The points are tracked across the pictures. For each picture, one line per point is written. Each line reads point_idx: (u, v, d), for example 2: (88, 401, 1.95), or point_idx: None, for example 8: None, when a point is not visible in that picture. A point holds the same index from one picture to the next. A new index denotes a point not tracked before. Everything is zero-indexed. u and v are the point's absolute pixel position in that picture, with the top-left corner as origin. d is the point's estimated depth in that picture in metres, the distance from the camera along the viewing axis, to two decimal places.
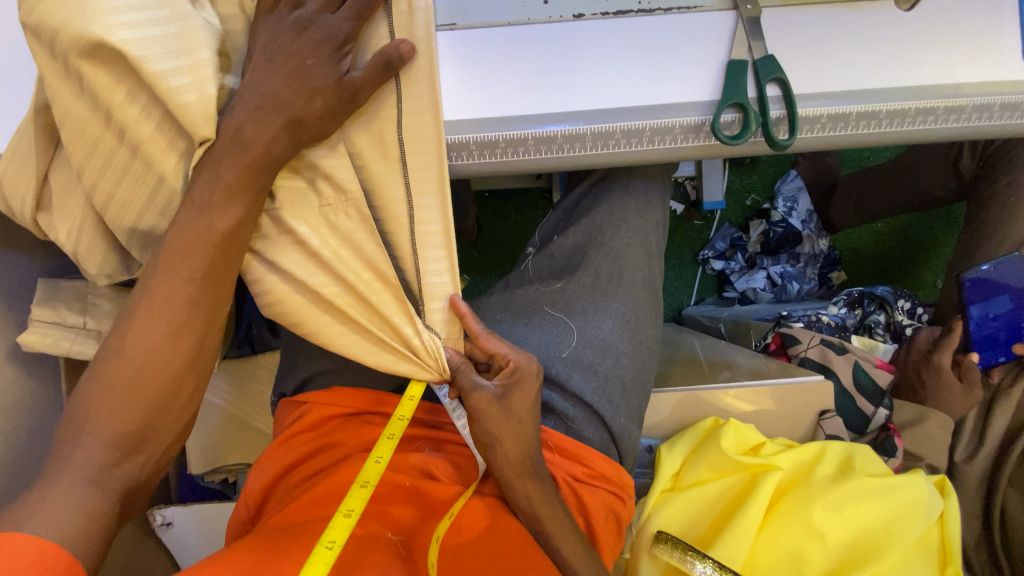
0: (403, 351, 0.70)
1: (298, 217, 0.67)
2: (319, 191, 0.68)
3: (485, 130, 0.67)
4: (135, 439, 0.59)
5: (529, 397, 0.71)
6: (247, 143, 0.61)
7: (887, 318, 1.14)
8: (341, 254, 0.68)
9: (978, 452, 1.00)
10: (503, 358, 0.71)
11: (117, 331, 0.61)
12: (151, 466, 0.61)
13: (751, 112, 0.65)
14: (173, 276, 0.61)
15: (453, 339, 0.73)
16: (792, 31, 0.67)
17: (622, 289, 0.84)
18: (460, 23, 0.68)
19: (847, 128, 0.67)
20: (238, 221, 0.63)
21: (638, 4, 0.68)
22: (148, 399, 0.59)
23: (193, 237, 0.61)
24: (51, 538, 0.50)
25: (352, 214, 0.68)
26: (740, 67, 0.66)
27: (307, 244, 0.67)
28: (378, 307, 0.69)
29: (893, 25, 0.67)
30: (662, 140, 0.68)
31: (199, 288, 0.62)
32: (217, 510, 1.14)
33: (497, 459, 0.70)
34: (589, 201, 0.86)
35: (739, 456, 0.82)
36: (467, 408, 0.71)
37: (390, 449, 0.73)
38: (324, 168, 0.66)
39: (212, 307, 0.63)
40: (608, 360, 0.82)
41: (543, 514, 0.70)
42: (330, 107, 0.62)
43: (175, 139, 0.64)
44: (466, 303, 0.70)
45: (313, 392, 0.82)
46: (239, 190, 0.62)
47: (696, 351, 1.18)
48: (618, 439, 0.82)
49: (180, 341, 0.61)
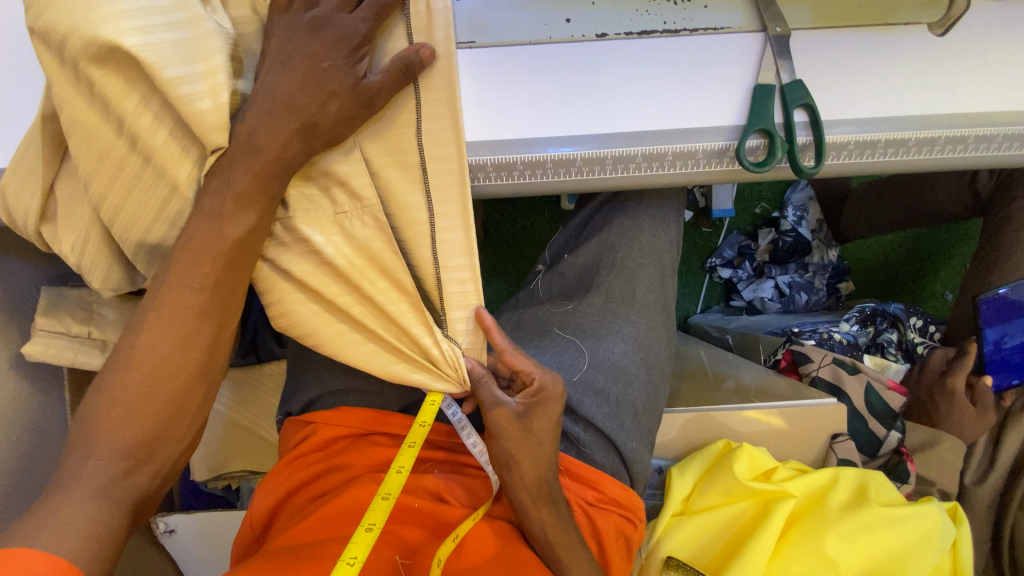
0: (421, 360, 0.69)
1: (312, 224, 0.65)
2: (334, 198, 0.66)
3: (503, 152, 0.65)
4: (145, 453, 0.57)
5: (551, 418, 0.70)
6: (259, 148, 0.59)
7: (900, 336, 1.12)
8: (356, 264, 0.66)
9: (989, 475, 0.99)
10: (528, 375, 0.69)
11: (124, 342, 0.59)
12: (160, 479, 0.59)
13: (778, 139, 0.63)
14: (183, 286, 0.59)
15: (475, 349, 0.71)
16: (820, 54, 0.65)
17: (634, 311, 0.82)
18: (480, 42, 0.66)
19: (874, 156, 0.65)
20: (250, 229, 0.61)
21: (663, 25, 0.66)
22: (152, 413, 0.57)
23: (204, 246, 0.60)
24: (63, 554, 0.49)
25: (367, 222, 0.66)
26: (767, 92, 0.64)
27: (320, 253, 0.65)
28: (396, 317, 0.67)
29: (925, 50, 0.65)
30: (684, 165, 0.66)
31: (209, 298, 0.60)
32: (218, 518, 1.13)
33: (513, 480, 0.69)
34: (599, 220, 0.84)
35: (751, 481, 0.82)
36: (485, 423, 0.69)
37: (412, 458, 0.72)
38: (340, 175, 0.64)
39: (222, 318, 0.62)
40: (620, 385, 0.80)
41: (557, 542, 0.68)
42: (346, 110, 0.60)
43: (188, 147, 0.62)
44: (491, 316, 0.69)
45: (319, 411, 0.81)
46: (251, 198, 0.60)
47: (703, 361, 1.16)
48: (629, 463, 0.80)
49: (187, 352, 0.59)
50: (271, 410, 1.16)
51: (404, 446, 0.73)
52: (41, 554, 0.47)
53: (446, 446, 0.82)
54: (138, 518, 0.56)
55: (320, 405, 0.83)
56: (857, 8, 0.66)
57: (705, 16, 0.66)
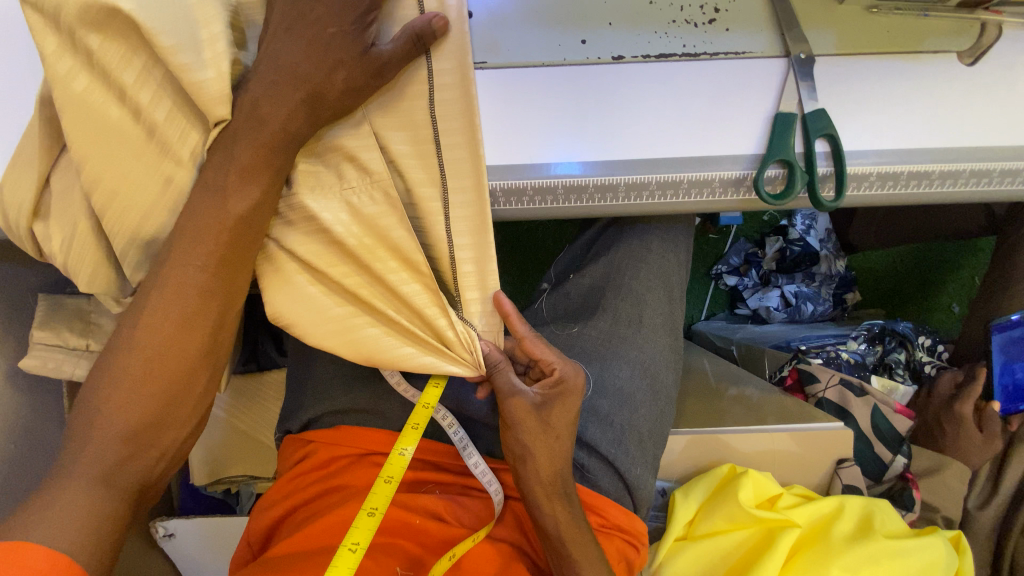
0: (434, 343, 0.66)
1: (318, 199, 0.62)
2: (342, 173, 0.62)
3: (513, 178, 0.63)
4: (146, 440, 0.55)
5: (570, 411, 0.69)
6: (262, 121, 0.56)
7: (909, 355, 1.11)
8: (366, 242, 0.62)
9: (992, 499, 0.98)
10: (548, 364, 0.68)
11: (126, 322, 0.57)
12: (165, 464, 0.58)
13: (798, 170, 0.61)
14: (186, 264, 0.57)
15: (491, 331, 0.68)
16: (846, 83, 0.63)
17: (641, 336, 0.79)
18: (491, 62, 0.64)
19: (897, 188, 0.63)
20: (255, 204, 0.58)
21: (682, 48, 0.64)
22: (153, 397, 0.55)
23: (207, 222, 0.57)
24: (60, 546, 0.48)
25: (377, 198, 0.62)
26: (788, 122, 0.61)
27: (330, 232, 0.62)
28: (408, 298, 0.64)
29: (954, 80, 0.63)
30: (700, 194, 0.63)
31: (213, 276, 0.58)
32: (219, 525, 1.12)
33: (527, 475, 0.68)
34: (605, 240, 0.82)
35: (754, 508, 0.81)
36: (502, 411, 0.68)
37: (414, 439, 0.74)
38: (347, 149, 0.61)
39: (227, 298, 0.59)
40: (625, 411, 0.77)
41: (570, 539, 0.67)
42: (354, 80, 0.56)
43: (189, 128, 0.59)
44: (511, 302, 0.65)
45: (318, 430, 0.80)
46: (256, 172, 0.57)
47: (706, 372, 1.14)
48: (634, 489, 0.76)
49: (189, 334, 0.57)
50: (271, 419, 1.15)
51: (409, 427, 0.74)
52: (26, 545, 0.47)
53: (450, 467, 0.80)
54: (141, 503, 0.55)
55: (321, 424, 0.81)
56: (885, 34, 0.64)
57: (726, 40, 0.64)
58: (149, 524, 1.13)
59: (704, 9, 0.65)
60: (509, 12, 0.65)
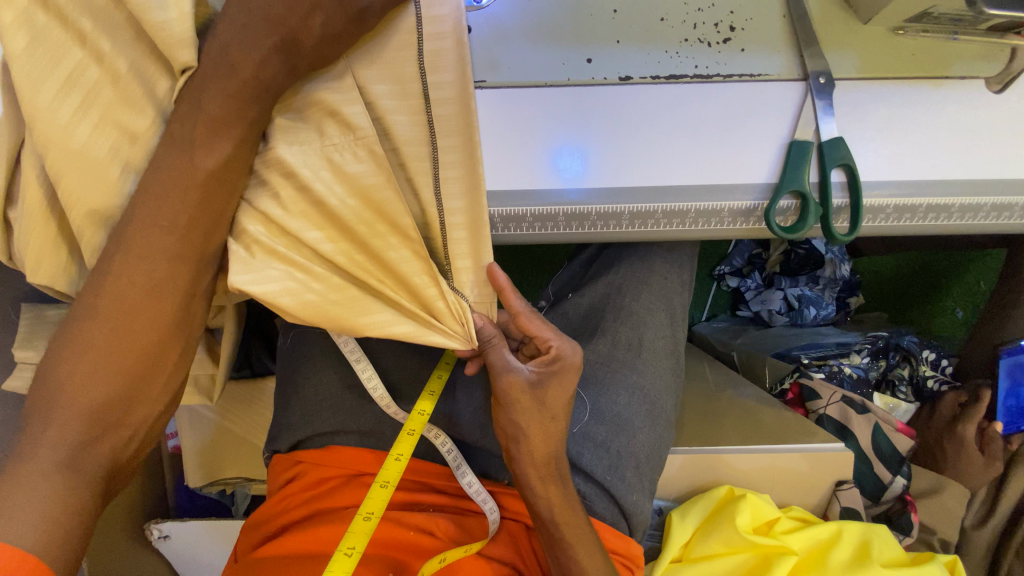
0: (421, 315, 0.59)
1: (296, 152, 0.55)
2: (322, 129, 0.56)
3: (511, 205, 0.59)
4: (113, 419, 0.53)
5: (567, 390, 0.64)
6: (233, 66, 0.51)
7: (912, 371, 1.09)
8: (348, 205, 0.55)
9: (990, 518, 0.97)
10: (544, 342, 0.64)
11: (87, 291, 0.53)
12: (137, 443, 0.56)
13: (812, 203, 0.58)
14: (152, 225, 0.53)
15: (483, 304, 0.62)
16: (864, 111, 0.59)
17: (641, 360, 0.76)
18: (490, 81, 0.60)
19: (913, 220, 0.60)
20: (225, 160, 0.53)
21: (694, 69, 0.61)
22: (119, 373, 0.53)
23: (176, 176, 0.52)
24: (27, 547, 0.46)
25: (361, 155, 0.55)
26: (804, 150, 0.58)
27: (308, 190, 0.55)
28: (395, 266, 0.57)
29: (979, 108, 0.60)
30: (707, 223, 0.61)
31: (181, 240, 0.53)
32: (212, 527, 1.13)
33: (520, 454, 0.65)
34: (606, 259, 0.79)
35: (751, 533, 0.80)
36: (494, 389, 0.65)
37: (410, 446, 0.72)
38: (330, 105, 0.55)
39: (199, 264, 0.55)
40: (623, 437, 0.74)
41: (563, 521, 0.65)
42: (332, 26, 0.51)
43: (156, 78, 0.54)
44: (505, 275, 0.59)
45: (306, 451, 0.78)
46: (226, 124, 0.52)
47: (706, 376, 1.13)
48: (630, 515, 0.73)
49: (154, 308, 0.53)
50: (263, 422, 1.13)
51: (403, 433, 0.73)
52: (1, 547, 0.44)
53: (446, 490, 0.78)
54: (110, 486, 0.54)
55: (309, 444, 0.79)
56: (910, 58, 0.60)
57: (742, 60, 0.61)
58: (145, 525, 1.13)
59: (719, 27, 0.62)
60: (510, 28, 0.62)
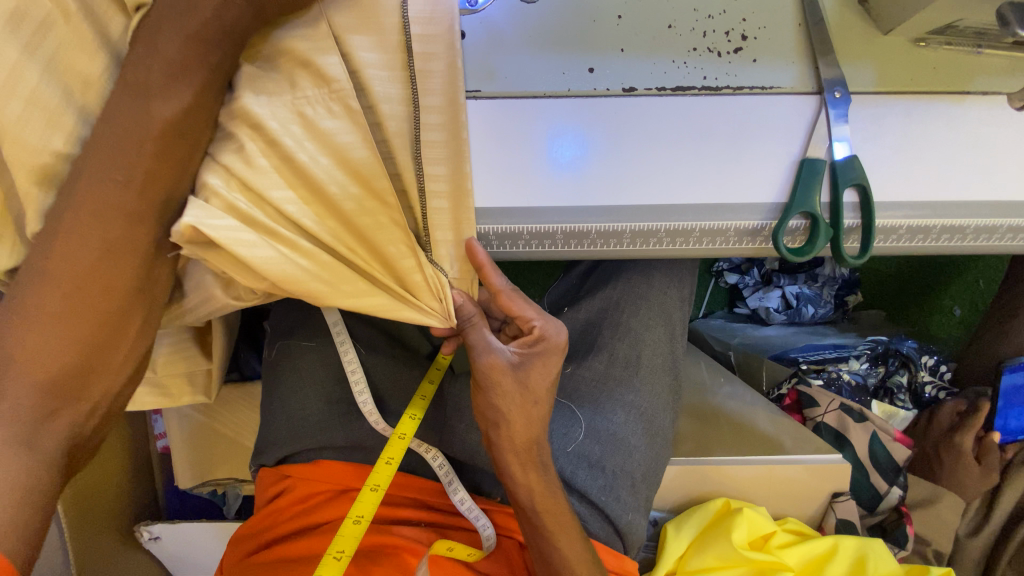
0: (398, 290, 0.55)
1: (263, 104, 0.51)
2: (295, 81, 0.52)
3: (508, 222, 0.56)
4: (71, 391, 0.50)
5: (550, 372, 0.62)
6: (192, 5, 0.48)
7: (911, 377, 1.06)
8: (321, 162, 0.52)
9: (983, 528, 0.98)
10: (526, 321, 0.60)
11: (36, 251, 0.49)
12: (99, 416, 0.53)
13: (822, 224, 0.56)
14: (105, 180, 0.48)
15: (464, 282, 0.59)
16: (880, 128, 0.56)
17: (638, 379, 0.74)
18: (486, 91, 0.57)
19: (926, 241, 0.58)
20: (187, 109, 0.48)
21: (703, 81, 0.57)
22: (73, 343, 0.49)
23: (129, 129, 0.48)
24: None
25: (336, 110, 0.52)
26: (815, 170, 0.55)
27: (278, 145, 0.50)
28: (367, 233, 0.53)
29: (1001, 126, 0.57)
30: (711, 242, 0.58)
31: (139, 197, 0.48)
32: (198, 529, 1.11)
33: (498, 440, 0.63)
34: (604, 272, 0.77)
35: (747, 548, 0.79)
36: (473, 371, 0.61)
37: (402, 450, 0.70)
38: (300, 54, 0.51)
39: (160, 223, 0.50)
40: (619, 457, 0.72)
41: (543, 509, 0.63)
42: None
43: (109, 16, 0.51)
44: (485, 252, 0.56)
45: (294, 466, 0.76)
46: (185, 68, 0.48)
47: (703, 373, 1.08)
48: (624, 533, 0.71)
49: (115, 270, 0.49)
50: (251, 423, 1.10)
51: (393, 437, 0.71)
52: None
53: (438, 506, 0.76)
54: (72, 462, 0.51)
55: (296, 459, 0.77)
56: (931, 71, 0.58)
57: (752, 72, 0.58)
58: (134, 527, 1.12)
59: (730, 35, 0.59)
60: (507, 34, 0.59)
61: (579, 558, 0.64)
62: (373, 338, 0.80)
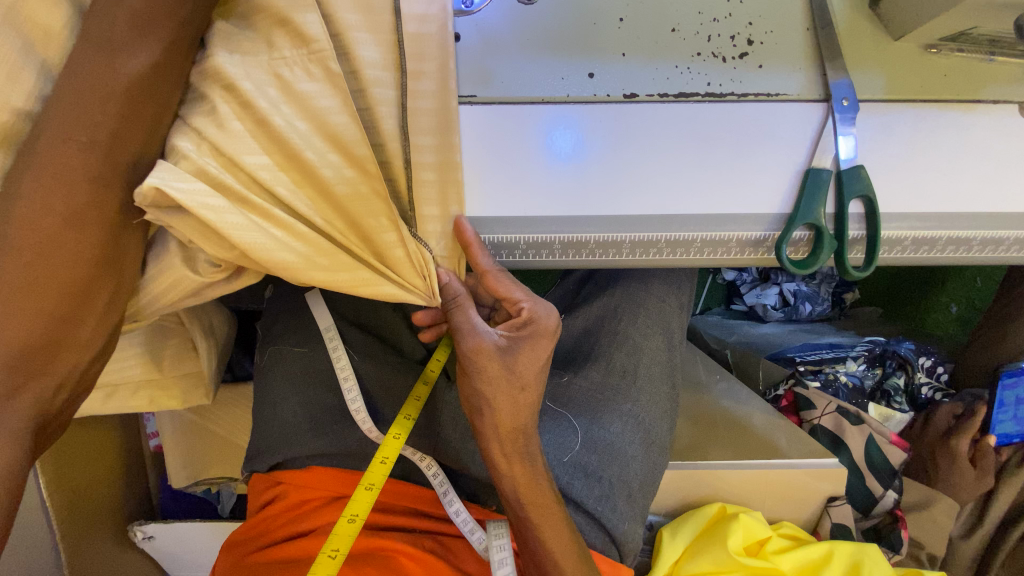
0: (375, 262, 0.52)
1: (237, 63, 0.50)
2: (272, 41, 0.50)
3: (504, 232, 0.55)
4: (34, 366, 0.45)
5: (540, 356, 0.59)
6: None
7: (908, 380, 1.06)
8: (300, 129, 0.50)
9: (977, 529, 0.98)
10: (514, 302, 0.58)
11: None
12: (66, 394, 0.49)
13: (826, 236, 0.54)
14: (67, 139, 0.45)
15: (452, 261, 0.57)
16: (887, 137, 0.55)
17: (636, 389, 0.74)
18: (481, 96, 0.55)
19: (932, 252, 0.57)
20: (154, 65, 0.48)
21: (706, 86, 0.56)
22: (43, 314, 0.45)
23: (93, 83, 0.46)
24: None
25: (315, 74, 0.50)
26: (819, 183, 0.53)
27: (250, 106, 0.49)
28: (347, 204, 0.51)
29: (1012, 135, 0.55)
30: (713, 253, 0.56)
31: (105, 158, 0.46)
32: (191, 529, 1.09)
33: (484, 425, 0.60)
34: (602, 279, 0.76)
35: (741, 554, 0.79)
36: (460, 354, 0.59)
37: (395, 450, 0.69)
38: (278, 11, 0.50)
39: (128, 185, 0.47)
40: (615, 467, 0.71)
41: (528, 501, 0.62)
42: None
43: None
44: (473, 228, 0.54)
45: (287, 472, 0.75)
46: (153, 20, 0.48)
47: (699, 373, 1.08)
48: (620, 543, 0.70)
49: (79, 236, 0.45)
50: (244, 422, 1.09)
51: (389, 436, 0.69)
52: None
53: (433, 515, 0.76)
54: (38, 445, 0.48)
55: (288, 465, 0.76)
56: (941, 79, 0.56)
57: (759, 78, 0.56)
58: (126, 527, 1.10)
59: (735, 40, 0.57)
60: (504, 37, 0.57)
61: (566, 554, 0.61)
62: (368, 344, 0.78)
